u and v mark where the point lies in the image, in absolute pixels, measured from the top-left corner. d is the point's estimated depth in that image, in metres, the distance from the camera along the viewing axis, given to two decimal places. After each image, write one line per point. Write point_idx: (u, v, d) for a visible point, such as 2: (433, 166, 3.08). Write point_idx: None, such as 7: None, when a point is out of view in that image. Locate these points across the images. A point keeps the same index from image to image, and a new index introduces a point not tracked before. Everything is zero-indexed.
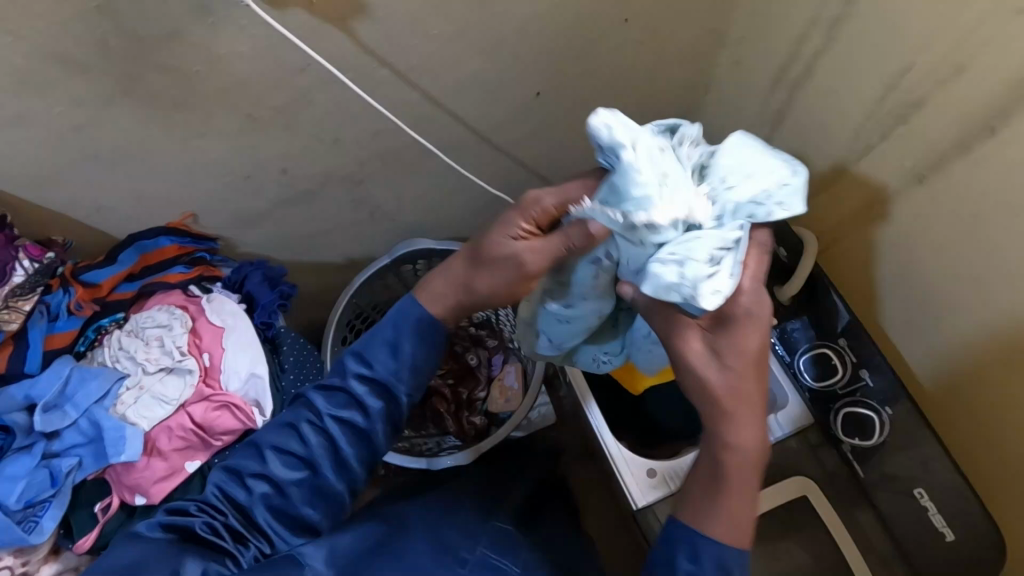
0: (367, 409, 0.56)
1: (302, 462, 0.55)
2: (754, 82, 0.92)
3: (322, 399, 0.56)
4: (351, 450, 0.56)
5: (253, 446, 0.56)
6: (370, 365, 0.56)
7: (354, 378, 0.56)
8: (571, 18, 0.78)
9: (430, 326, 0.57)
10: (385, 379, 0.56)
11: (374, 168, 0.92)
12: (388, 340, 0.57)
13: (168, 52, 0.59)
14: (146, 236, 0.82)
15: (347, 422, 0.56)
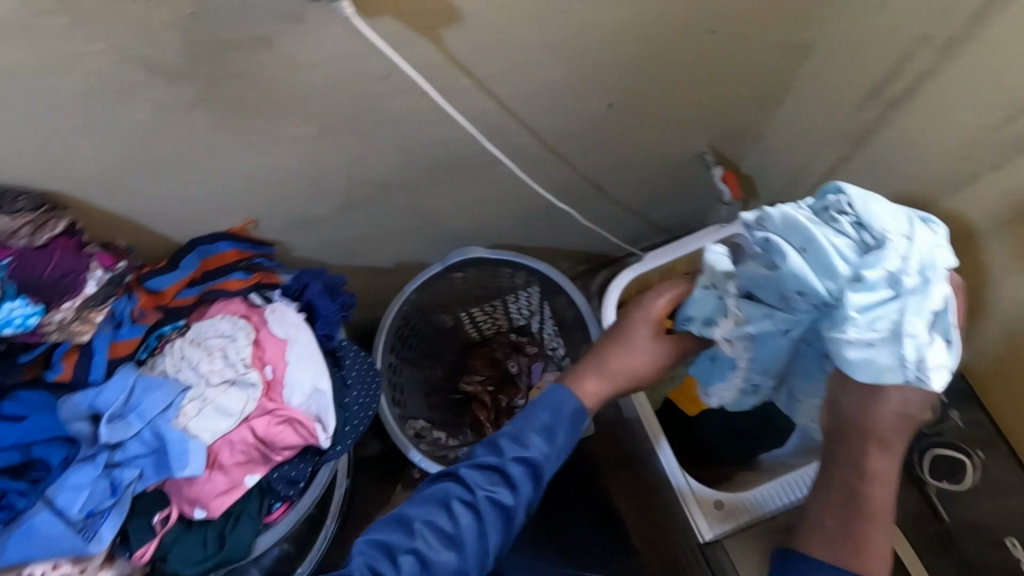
0: (518, 489, 0.58)
1: (450, 540, 0.56)
2: (838, 98, 0.88)
3: (478, 477, 0.58)
4: (494, 530, 0.57)
5: (400, 522, 0.57)
6: (527, 446, 0.60)
7: (512, 459, 0.59)
8: (659, 28, 0.74)
9: (576, 409, 0.62)
10: (537, 461, 0.59)
11: (436, 176, 0.89)
12: (546, 423, 0.61)
13: (254, 60, 0.56)
14: (206, 241, 0.80)
15: (496, 501, 0.57)
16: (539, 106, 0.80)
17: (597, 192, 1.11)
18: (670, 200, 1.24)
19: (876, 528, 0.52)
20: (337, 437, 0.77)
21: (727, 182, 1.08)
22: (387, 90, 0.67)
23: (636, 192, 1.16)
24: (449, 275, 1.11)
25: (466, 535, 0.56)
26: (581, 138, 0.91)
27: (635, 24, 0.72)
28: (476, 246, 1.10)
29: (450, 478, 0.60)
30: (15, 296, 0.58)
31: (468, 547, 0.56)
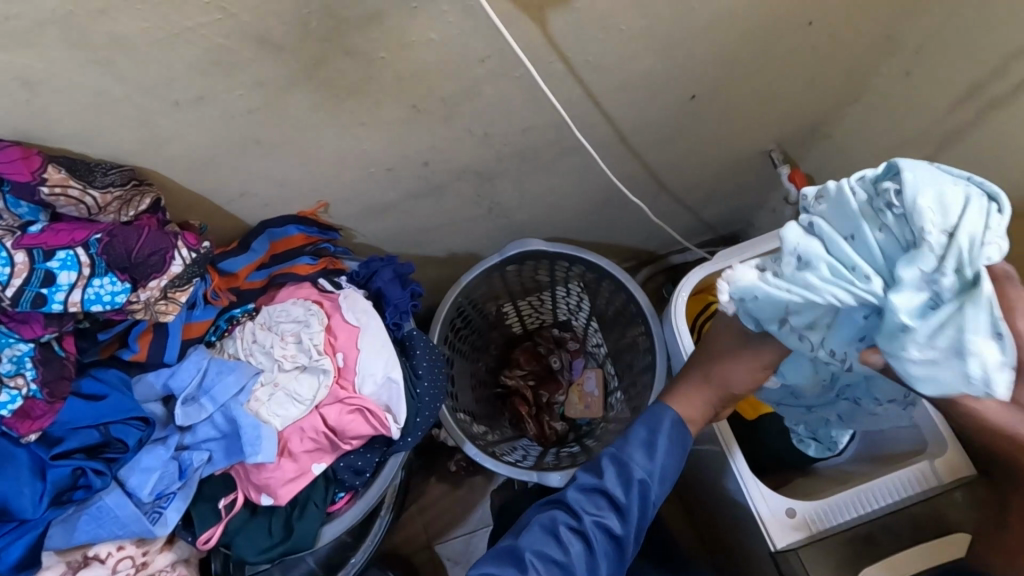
0: (627, 518, 0.63)
1: (564, 567, 0.60)
2: (926, 97, 0.85)
3: (586, 504, 0.63)
4: (604, 555, 0.62)
5: (513, 550, 0.61)
6: (631, 463, 0.65)
7: (619, 478, 0.64)
8: (757, 18, 0.72)
9: (674, 423, 0.67)
10: (643, 483, 0.63)
11: (509, 165, 0.87)
12: (645, 442, 0.66)
13: (363, 37, 0.55)
14: (276, 223, 0.78)
15: (605, 525, 0.62)
16: (625, 96, 0.78)
17: (659, 188, 1.09)
18: (726, 199, 1.22)
19: None
20: (407, 429, 0.76)
21: (794, 182, 1.06)
22: (483, 72, 0.65)
23: (696, 190, 1.14)
24: (505, 268, 1.10)
25: (576, 561, 0.60)
26: (657, 130, 0.89)
27: (734, 13, 0.70)
28: (534, 238, 1.09)
29: (557, 506, 0.64)
30: (103, 272, 0.56)
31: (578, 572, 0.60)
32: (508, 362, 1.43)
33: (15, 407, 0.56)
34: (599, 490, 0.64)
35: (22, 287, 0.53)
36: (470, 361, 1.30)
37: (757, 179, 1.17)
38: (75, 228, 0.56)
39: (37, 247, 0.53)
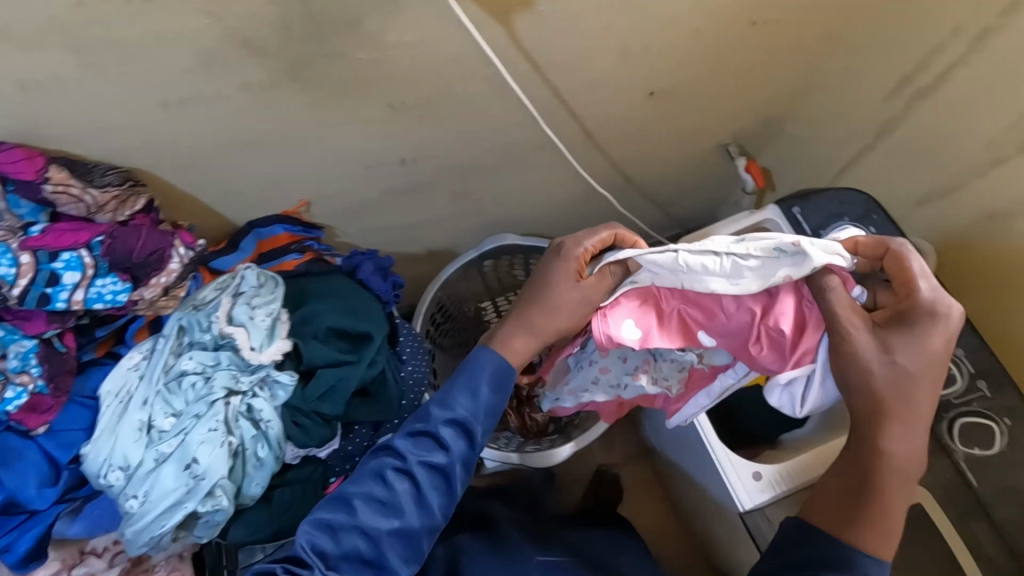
0: (449, 449, 0.62)
1: (388, 506, 0.60)
2: (867, 88, 0.92)
3: (411, 446, 0.62)
4: (430, 489, 0.61)
5: (342, 500, 0.60)
6: (452, 408, 0.62)
7: (442, 423, 0.62)
8: (707, 19, 0.78)
9: (498, 368, 0.64)
10: (466, 421, 0.62)
11: (487, 162, 0.91)
12: (469, 386, 0.63)
13: (345, 40, 0.59)
14: (263, 223, 0.83)
15: (431, 465, 0.61)
16: (589, 93, 0.84)
17: (625, 180, 1.16)
18: (688, 190, 1.29)
19: (892, 421, 0.56)
20: (395, 413, 0.79)
21: (750, 173, 1.13)
22: (456, 73, 0.69)
23: (659, 180, 1.21)
24: (482, 262, 1.15)
25: (401, 502, 0.60)
26: (622, 125, 0.95)
27: (686, 16, 0.76)
28: (508, 234, 1.14)
29: (385, 453, 0.63)
30: (106, 272, 0.60)
31: (416, 519, 0.60)
32: None
33: (19, 403, 0.59)
34: (425, 433, 0.63)
35: (28, 287, 0.56)
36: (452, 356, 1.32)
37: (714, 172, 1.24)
38: (74, 229, 0.59)
39: (43, 250, 0.57)
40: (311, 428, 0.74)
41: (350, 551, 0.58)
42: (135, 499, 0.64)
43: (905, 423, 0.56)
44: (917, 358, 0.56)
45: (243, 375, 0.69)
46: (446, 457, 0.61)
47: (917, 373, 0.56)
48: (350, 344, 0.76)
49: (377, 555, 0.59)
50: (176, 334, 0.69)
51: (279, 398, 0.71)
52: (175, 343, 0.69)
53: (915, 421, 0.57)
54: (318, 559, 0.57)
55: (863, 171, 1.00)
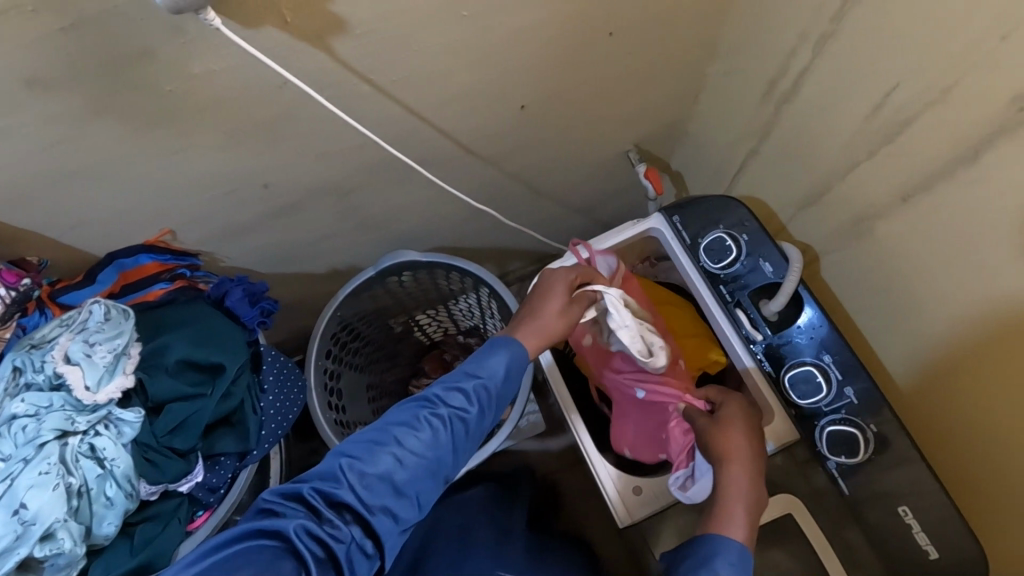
0: (477, 406, 0.71)
1: (423, 448, 0.67)
2: (743, 93, 0.91)
3: (447, 395, 0.70)
4: (456, 439, 0.70)
5: (372, 438, 0.66)
6: (485, 372, 0.72)
7: (476, 382, 0.71)
8: (558, 33, 0.76)
9: (518, 349, 0.75)
10: (491, 385, 0.72)
11: (361, 182, 0.90)
12: (497, 353, 0.73)
13: (142, 73, 0.58)
14: (125, 254, 0.80)
15: (459, 414, 0.70)
16: (450, 109, 0.82)
17: (528, 190, 1.15)
18: (602, 197, 1.28)
19: (728, 459, 0.73)
20: (254, 443, 0.79)
21: (648, 179, 1.11)
22: (286, 99, 0.68)
23: (567, 187, 1.20)
24: (385, 279, 1.14)
25: (435, 440, 0.68)
26: (501, 138, 0.94)
27: (532, 32, 0.74)
28: (409, 250, 1.13)
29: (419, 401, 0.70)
30: None
31: (445, 458, 0.68)
32: (417, 370, 1.46)
33: None
34: (459, 389, 0.71)
35: None
36: (370, 373, 1.31)
37: (624, 178, 1.23)
38: None
39: None
40: (164, 463, 0.72)
41: (382, 475, 0.64)
42: None
43: (732, 459, 0.73)
44: (732, 409, 0.79)
45: (80, 416, 0.68)
46: (469, 407, 0.70)
47: (733, 458, 0.73)
48: (203, 376, 0.75)
49: (405, 482, 0.65)
50: (9, 376, 0.67)
51: (126, 435, 0.70)
52: (8, 386, 0.67)
53: (749, 471, 0.72)
54: (344, 481, 0.64)
55: (754, 176, 0.99)
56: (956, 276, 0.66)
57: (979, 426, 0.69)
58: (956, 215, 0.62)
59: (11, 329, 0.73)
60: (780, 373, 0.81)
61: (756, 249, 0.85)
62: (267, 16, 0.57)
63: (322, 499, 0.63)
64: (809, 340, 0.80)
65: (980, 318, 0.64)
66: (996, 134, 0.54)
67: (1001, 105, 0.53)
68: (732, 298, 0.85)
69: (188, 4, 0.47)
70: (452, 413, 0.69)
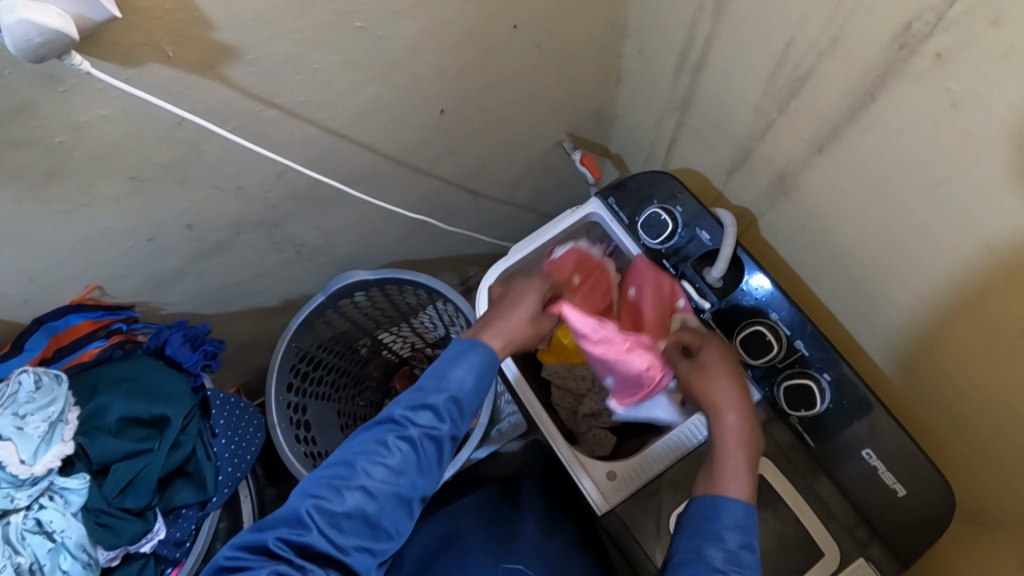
0: (446, 420, 0.69)
1: (393, 473, 0.66)
2: (658, 68, 0.92)
3: (412, 417, 0.68)
4: (427, 458, 0.68)
5: (336, 472, 0.65)
6: (451, 386, 0.70)
7: (442, 397, 0.69)
8: (460, 33, 0.76)
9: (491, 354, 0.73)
10: (462, 396, 0.70)
11: (289, 209, 0.88)
12: (461, 363, 0.71)
13: (22, 127, 0.56)
14: (53, 317, 0.78)
15: (429, 432, 0.68)
16: (365, 123, 0.81)
17: (469, 194, 1.15)
18: (545, 189, 1.28)
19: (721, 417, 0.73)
20: (213, 490, 0.77)
21: (585, 166, 1.11)
22: (188, 135, 0.67)
23: (508, 185, 1.20)
24: (337, 303, 1.12)
25: (404, 465, 0.66)
26: (426, 144, 0.94)
27: (434, 36, 0.74)
28: (358, 270, 1.11)
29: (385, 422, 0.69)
30: None
31: (419, 479, 0.68)
32: (388, 390, 1.45)
33: None
34: (424, 405, 0.69)
35: None
36: (338, 400, 1.29)
37: (563, 167, 1.23)
38: None
39: None
40: (120, 528, 0.69)
41: (352, 511, 0.63)
42: None
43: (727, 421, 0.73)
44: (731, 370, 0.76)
45: (18, 492, 0.65)
46: (440, 425, 0.69)
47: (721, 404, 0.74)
48: (148, 430, 0.73)
49: (378, 514, 0.64)
50: None
51: (73, 504, 0.67)
52: None
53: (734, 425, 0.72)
54: (313, 525, 0.61)
55: (684, 148, 1.00)
56: (878, 217, 0.67)
57: (926, 361, 0.71)
58: (865, 157, 0.63)
59: None
60: (732, 337, 0.82)
61: (693, 219, 0.85)
62: (148, 53, 0.55)
63: (291, 547, 0.61)
64: (756, 298, 0.81)
65: (907, 253, 0.66)
66: (883, 74, 0.56)
67: (882, 44, 0.54)
68: (676, 271, 0.86)
69: (49, 50, 0.46)
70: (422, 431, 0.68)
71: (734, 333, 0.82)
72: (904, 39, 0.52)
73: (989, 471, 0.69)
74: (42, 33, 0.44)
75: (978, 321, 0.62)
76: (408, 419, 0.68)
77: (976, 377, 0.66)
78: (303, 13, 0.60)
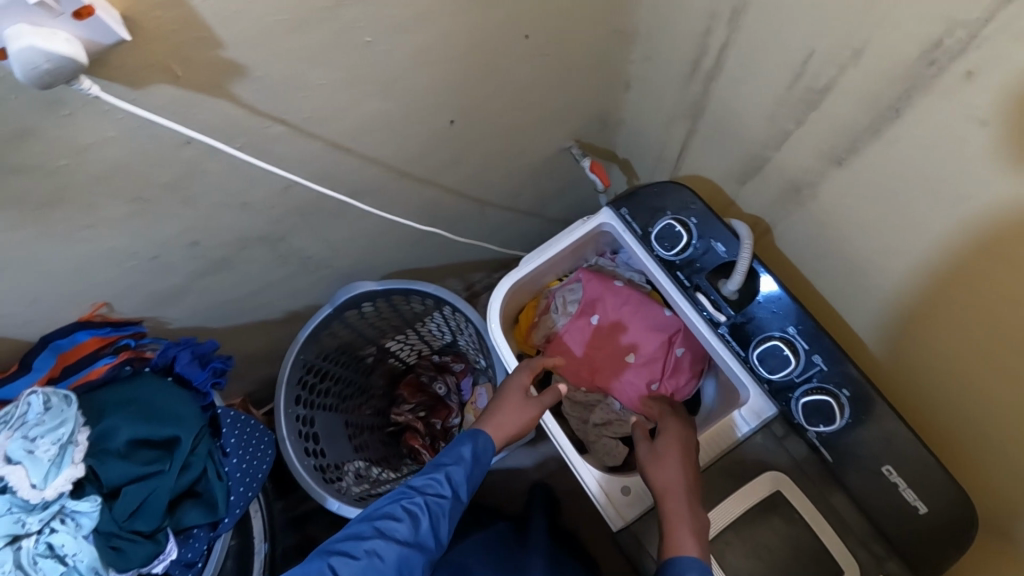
0: (452, 489, 0.75)
1: (404, 538, 0.71)
2: (668, 76, 0.90)
3: (422, 485, 0.75)
4: (436, 528, 0.73)
5: (354, 535, 0.70)
6: (458, 457, 0.77)
7: (449, 465, 0.76)
8: (469, 44, 0.75)
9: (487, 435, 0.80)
10: (467, 468, 0.77)
11: (294, 222, 0.87)
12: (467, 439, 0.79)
13: (25, 152, 0.54)
14: (59, 335, 0.77)
15: (436, 498, 0.74)
16: (372, 136, 0.80)
17: (474, 203, 1.14)
18: (550, 195, 1.27)
19: (671, 490, 0.75)
20: (225, 511, 0.76)
21: (595, 173, 1.10)
22: (194, 155, 0.65)
23: (513, 193, 1.19)
24: (343, 314, 1.12)
25: (414, 531, 0.72)
26: (433, 154, 0.92)
27: (444, 48, 0.73)
28: (364, 281, 1.10)
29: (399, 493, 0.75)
30: None
31: (428, 545, 0.72)
32: (393, 398, 1.44)
33: None
34: (433, 474, 0.76)
35: None
36: (345, 410, 1.28)
37: (569, 174, 1.22)
38: None
39: None
40: (134, 550, 0.69)
41: (366, 569, 0.68)
42: None
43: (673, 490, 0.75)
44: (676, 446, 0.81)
45: (30, 516, 0.64)
46: (445, 492, 0.75)
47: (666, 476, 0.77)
48: (158, 452, 0.72)
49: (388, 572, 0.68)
50: None
51: (85, 527, 0.66)
52: None
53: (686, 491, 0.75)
54: None
55: (694, 155, 0.99)
56: (899, 234, 0.66)
57: (946, 376, 0.69)
58: (887, 171, 0.62)
59: None
60: (749, 351, 0.81)
61: (707, 230, 0.84)
62: (155, 74, 0.54)
63: None
64: (773, 310, 0.80)
65: (928, 268, 0.65)
66: (910, 89, 0.54)
67: (909, 59, 0.52)
68: (690, 282, 0.85)
69: (57, 77, 0.44)
70: (429, 498, 0.74)
71: (750, 346, 0.81)
72: (933, 55, 0.50)
73: (1012, 488, 0.68)
74: (50, 60, 0.43)
75: (1002, 340, 0.61)
76: (416, 488, 0.75)
77: (999, 394, 0.64)
78: (312, 28, 0.59)
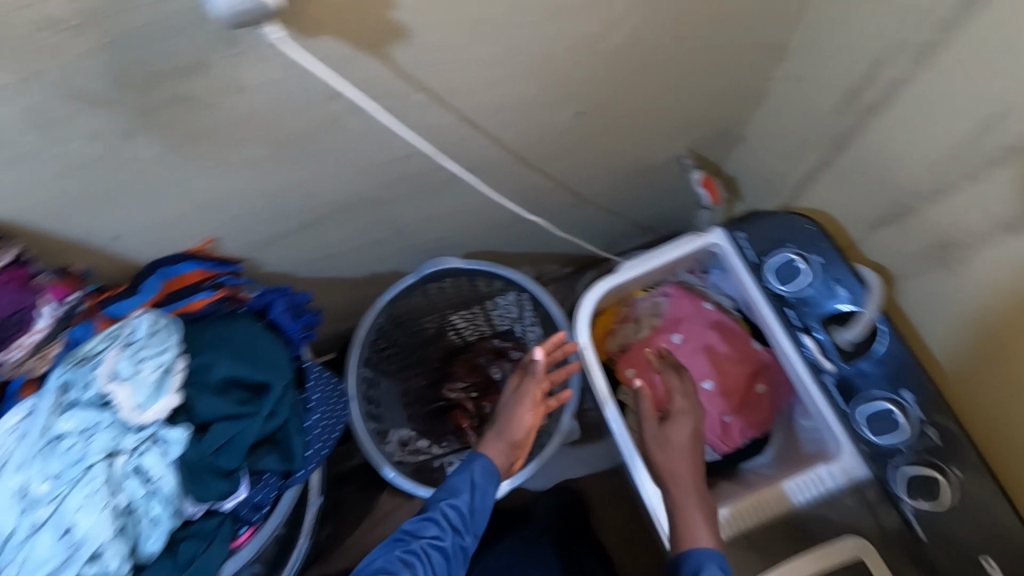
0: (449, 531, 0.79)
1: None
2: (814, 101, 0.85)
3: (418, 531, 0.78)
4: (438, 570, 0.77)
5: None
6: (455, 498, 0.82)
7: (445, 507, 0.80)
8: (623, 37, 0.71)
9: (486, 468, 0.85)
10: (464, 508, 0.81)
11: (403, 190, 0.86)
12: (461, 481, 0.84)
13: (190, 85, 0.54)
14: (167, 262, 0.79)
15: (434, 542, 0.78)
16: (502, 116, 0.78)
17: (573, 196, 1.11)
18: (647, 200, 1.23)
19: (677, 478, 0.81)
20: (300, 464, 0.77)
21: (705, 187, 1.07)
22: (337, 110, 0.65)
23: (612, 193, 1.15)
24: (424, 286, 1.11)
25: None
26: (552, 143, 0.90)
27: (598, 38, 0.70)
28: (450, 257, 1.10)
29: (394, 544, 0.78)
30: None
31: None
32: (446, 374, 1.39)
33: None
34: (426, 518, 0.80)
35: None
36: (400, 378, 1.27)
37: (671, 183, 1.18)
38: None
39: None
40: (213, 484, 0.70)
41: None
42: (15, 564, 0.61)
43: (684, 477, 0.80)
44: (683, 437, 0.84)
45: (127, 434, 0.66)
46: (444, 534, 0.79)
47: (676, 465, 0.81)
48: (248, 394, 0.73)
49: None
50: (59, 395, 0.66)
51: (171, 454, 0.67)
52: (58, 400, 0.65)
53: (692, 479, 0.80)
54: None
55: (821, 188, 0.93)
56: None
57: None
58: None
59: (60, 344, 0.69)
60: (852, 407, 0.77)
61: (828, 272, 0.79)
62: (328, 26, 0.53)
63: None
64: (885, 369, 0.75)
65: None
66: None
67: None
68: (800, 321, 0.81)
69: (250, 17, 0.43)
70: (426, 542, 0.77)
71: (854, 401, 0.77)
72: None
73: None
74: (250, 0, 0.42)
75: None
76: (410, 534, 0.78)
77: None
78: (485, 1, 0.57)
